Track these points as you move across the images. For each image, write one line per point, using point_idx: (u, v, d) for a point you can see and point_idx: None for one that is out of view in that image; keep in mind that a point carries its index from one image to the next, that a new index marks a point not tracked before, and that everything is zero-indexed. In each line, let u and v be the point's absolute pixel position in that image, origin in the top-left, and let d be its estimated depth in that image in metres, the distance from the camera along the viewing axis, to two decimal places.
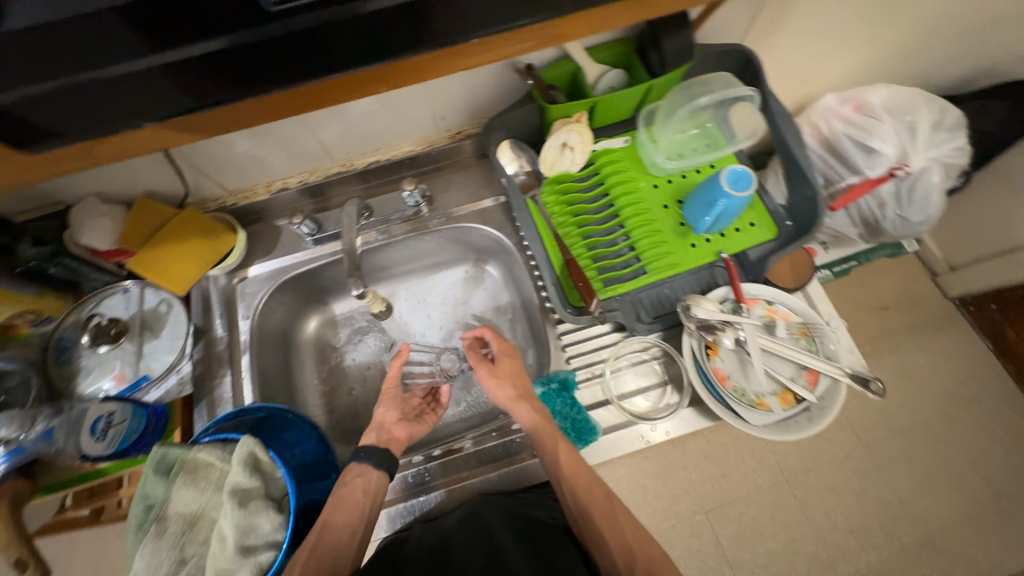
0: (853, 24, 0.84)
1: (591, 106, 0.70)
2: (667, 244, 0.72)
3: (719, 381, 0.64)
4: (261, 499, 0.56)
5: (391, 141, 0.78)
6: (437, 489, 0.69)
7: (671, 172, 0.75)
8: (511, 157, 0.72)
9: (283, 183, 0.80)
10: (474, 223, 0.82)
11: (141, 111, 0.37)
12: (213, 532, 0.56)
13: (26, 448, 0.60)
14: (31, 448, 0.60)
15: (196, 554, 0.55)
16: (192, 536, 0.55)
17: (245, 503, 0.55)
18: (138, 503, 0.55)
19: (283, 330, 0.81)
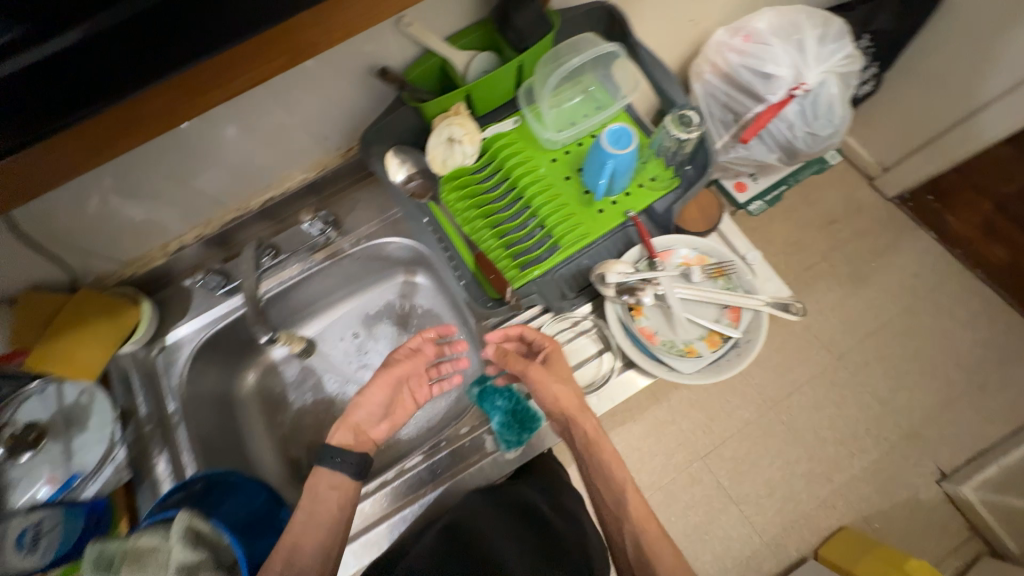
0: None
1: (465, 95, 0.67)
2: (575, 215, 0.71)
3: (647, 340, 0.64)
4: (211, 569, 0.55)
5: (280, 175, 0.75)
6: (463, 468, 0.68)
7: (565, 143, 0.74)
8: (399, 164, 0.69)
9: (180, 241, 0.76)
10: (388, 237, 0.80)
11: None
12: None
13: None
14: None
15: None
16: None
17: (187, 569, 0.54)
18: None
19: (219, 390, 0.79)
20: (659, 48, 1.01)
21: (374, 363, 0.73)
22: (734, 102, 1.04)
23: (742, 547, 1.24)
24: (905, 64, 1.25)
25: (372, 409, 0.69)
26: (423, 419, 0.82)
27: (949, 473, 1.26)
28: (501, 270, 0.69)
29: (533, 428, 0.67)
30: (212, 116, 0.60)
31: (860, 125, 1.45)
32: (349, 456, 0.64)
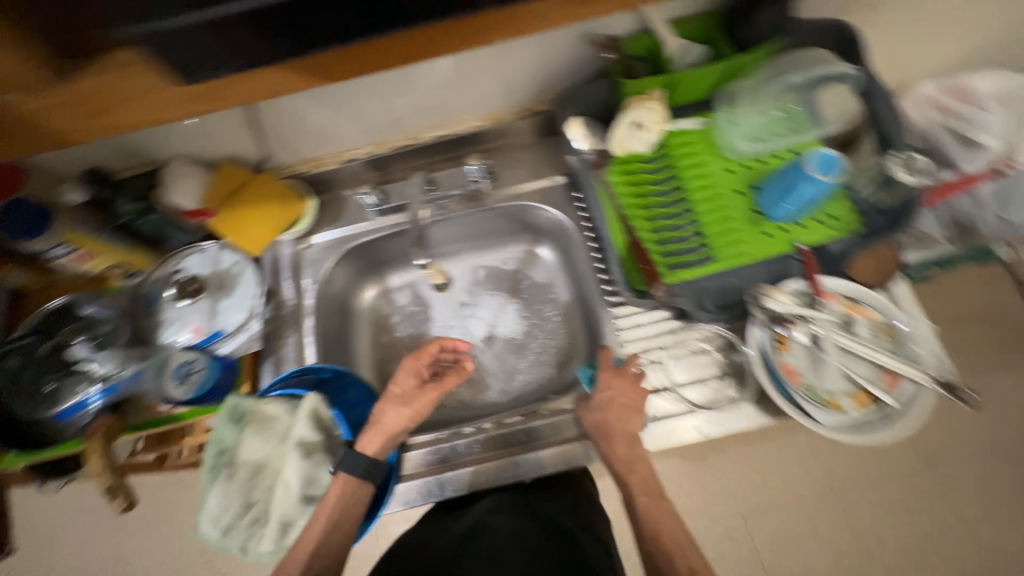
0: None
1: (669, 83, 0.66)
2: (738, 231, 0.68)
3: (788, 377, 0.60)
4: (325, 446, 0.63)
5: (458, 116, 0.79)
6: (556, 442, 0.67)
7: (747, 157, 0.70)
8: (583, 132, 0.68)
9: (351, 154, 0.81)
10: (535, 202, 0.81)
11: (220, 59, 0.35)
12: (276, 480, 0.61)
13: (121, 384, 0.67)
14: (125, 385, 0.67)
15: (261, 499, 0.60)
16: (257, 482, 0.60)
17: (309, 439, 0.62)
18: (212, 447, 0.60)
19: (342, 299, 0.84)
20: None
21: (403, 373, 0.67)
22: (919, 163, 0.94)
23: None
24: None
25: (391, 427, 0.63)
26: (512, 386, 0.81)
27: None
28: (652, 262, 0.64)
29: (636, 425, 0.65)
30: None
31: None
32: (364, 465, 0.60)
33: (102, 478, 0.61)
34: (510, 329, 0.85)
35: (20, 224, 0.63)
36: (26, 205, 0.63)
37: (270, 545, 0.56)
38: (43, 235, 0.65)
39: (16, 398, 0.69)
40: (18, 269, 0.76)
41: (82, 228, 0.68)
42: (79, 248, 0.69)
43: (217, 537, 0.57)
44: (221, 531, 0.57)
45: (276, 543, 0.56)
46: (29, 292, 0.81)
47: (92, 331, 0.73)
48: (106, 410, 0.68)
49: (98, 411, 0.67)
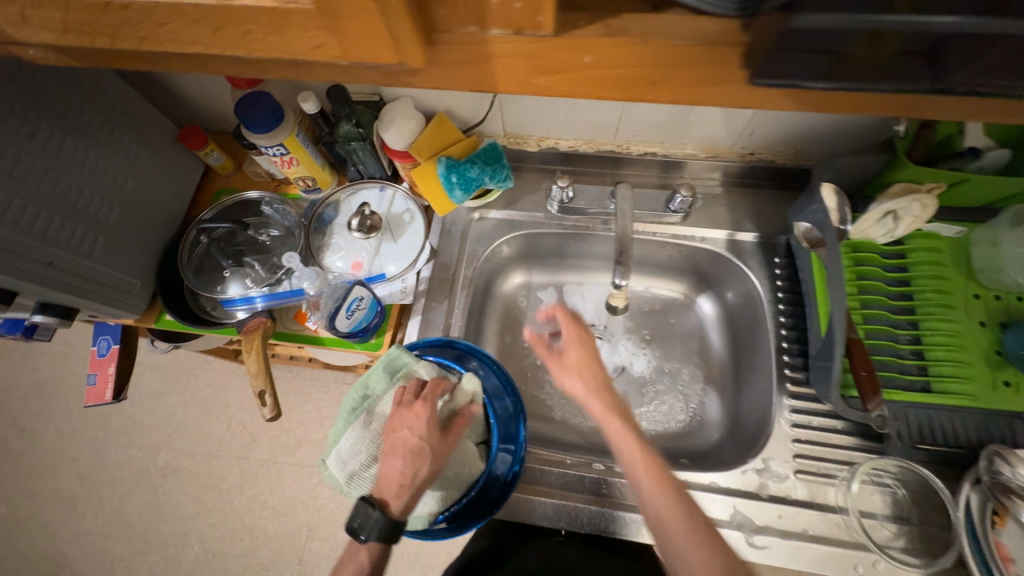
0: None
1: (956, 181, 0.57)
2: (970, 369, 0.58)
3: (1003, 561, 0.49)
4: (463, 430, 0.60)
5: (680, 139, 0.73)
6: None
7: (1006, 288, 0.60)
8: (835, 205, 0.58)
9: (553, 141, 0.77)
10: (727, 252, 0.74)
11: (685, 47, 0.30)
12: None
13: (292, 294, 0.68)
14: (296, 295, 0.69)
15: None
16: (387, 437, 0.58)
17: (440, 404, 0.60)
18: (359, 389, 0.60)
19: (492, 278, 0.82)
20: None
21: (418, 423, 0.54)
22: None
23: None
24: None
25: (400, 477, 0.51)
26: None
27: None
28: (872, 372, 0.55)
29: (786, 535, 0.57)
30: None
31: None
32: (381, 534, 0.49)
33: (258, 378, 0.64)
34: (642, 363, 0.80)
35: (255, 118, 0.64)
36: (267, 102, 0.65)
37: None
38: (269, 133, 0.66)
39: (189, 270, 0.72)
40: (218, 151, 0.79)
41: (299, 135, 0.70)
42: (289, 153, 0.70)
43: (342, 479, 0.56)
44: (346, 476, 0.56)
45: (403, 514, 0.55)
46: (217, 174, 0.84)
47: (267, 231, 0.76)
48: (265, 311, 0.70)
49: (260, 310, 0.69)
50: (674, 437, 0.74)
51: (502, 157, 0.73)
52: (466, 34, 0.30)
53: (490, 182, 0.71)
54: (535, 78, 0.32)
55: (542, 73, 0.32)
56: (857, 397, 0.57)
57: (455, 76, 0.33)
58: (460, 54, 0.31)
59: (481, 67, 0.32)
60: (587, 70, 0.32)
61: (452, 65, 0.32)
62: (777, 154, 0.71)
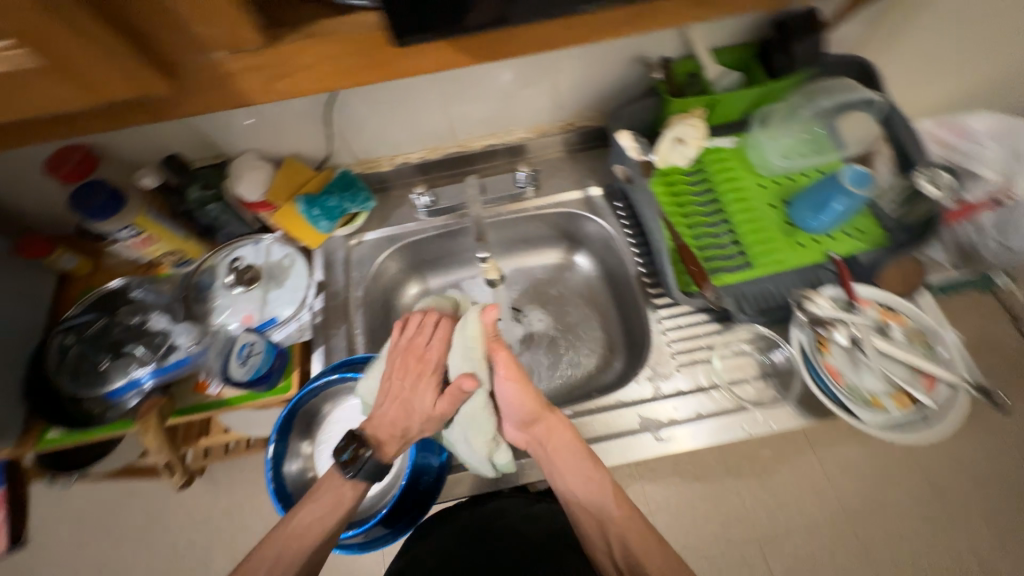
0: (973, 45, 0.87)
1: (710, 103, 0.73)
2: (774, 241, 0.73)
3: (831, 376, 0.63)
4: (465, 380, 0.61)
5: (507, 127, 0.83)
6: (605, 437, 0.67)
7: (778, 174, 0.77)
8: (632, 143, 0.73)
9: (404, 157, 0.85)
10: (578, 209, 0.85)
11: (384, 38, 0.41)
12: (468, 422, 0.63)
13: (185, 362, 0.69)
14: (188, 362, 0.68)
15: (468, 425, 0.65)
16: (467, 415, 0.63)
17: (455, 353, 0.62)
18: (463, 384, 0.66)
19: (388, 294, 0.86)
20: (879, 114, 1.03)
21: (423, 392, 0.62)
22: None
23: None
24: None
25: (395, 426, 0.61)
26: (549, 386, 0.83)
27: None
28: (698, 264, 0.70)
29: (685, 420, 0.66)
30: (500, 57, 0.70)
31: None
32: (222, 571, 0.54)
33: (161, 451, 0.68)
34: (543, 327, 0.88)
35: (92, 205, 0.64)
36: (103, 188, 0.65)
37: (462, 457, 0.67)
38: (113, 217, 0.67)
39: (63, 376, 0.69)
40: (69, 253, 0.77)
41: (150, 213, 0.71)
42: (143, 233, 0.71)
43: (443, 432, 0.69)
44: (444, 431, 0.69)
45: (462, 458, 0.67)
46: (74, 277, 0.81)
47: (142, 313, 0.74)
48: (158, 390, 0.69)
49: (151, 390, 0.68)
50: (589, 379, 0.82)
51: (356, 182, 0.79)
52: (198, 60, 0.39)
53: (352, 206, 0.77)
54: (284, 85, 0.42)
55: (287, 79, 0.42)
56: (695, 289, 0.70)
57: (221, 97, 0.42)
58: (211, 80, 0.40)
59: (237, 86, 0.41)
60: (324, 72, 0.42)
61: (212, 89, 0.41)
62: (589, 119, 0.84)
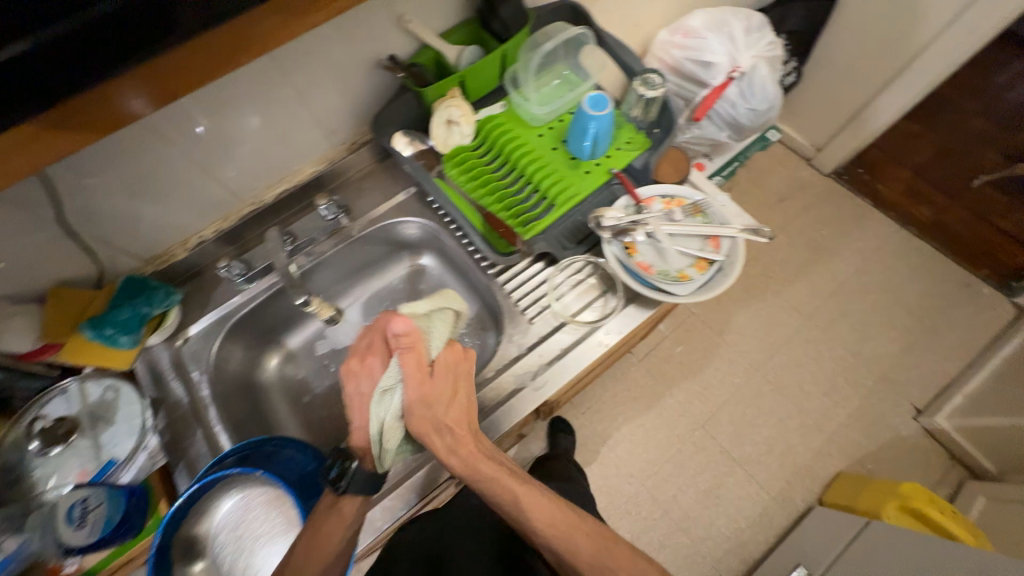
0: None
1: (461, 80, 0.78)
2: (566, 178, 0.80)
3: (644, 271, 0.72)
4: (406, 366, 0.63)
5: (291, 168, 0.82)
6: (495, 410, 0.70)
7: (548, 120, 0.84)
8: (407, 141, 0.78)
9: (199, 237, 0.80)
10: (396, 217, 0.86)
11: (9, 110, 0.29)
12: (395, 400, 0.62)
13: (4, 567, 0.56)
14: (11, 564, 0.56)
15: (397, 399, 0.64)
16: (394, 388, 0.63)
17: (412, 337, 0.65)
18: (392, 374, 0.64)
19: (243, 376, 0.81)
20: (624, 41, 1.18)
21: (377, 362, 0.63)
22: (684, 89, 1.19)
23: (753, 504, 1.43)
24: (818, 57, 1.66)
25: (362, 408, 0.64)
26: None
27: (924, 408, 1.51)
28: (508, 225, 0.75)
29: (551, 362, 0.72)
30: (236, 107, 0.67)
31: (791, 115, 1.88)
32: None
33: None
34: None
35: None
36: None
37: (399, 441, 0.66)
38: None
39: None
40: None
41: None
42: None
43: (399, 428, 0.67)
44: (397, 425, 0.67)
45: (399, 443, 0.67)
46: None
47: None
48: None
49: None
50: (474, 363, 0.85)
51: (148, 281, 0.72)
52: None
53: (152, 309, 0.70)
54: None
55: None
56: (512, 248, 0.75)
57: None
58: None
59: None
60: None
61: None
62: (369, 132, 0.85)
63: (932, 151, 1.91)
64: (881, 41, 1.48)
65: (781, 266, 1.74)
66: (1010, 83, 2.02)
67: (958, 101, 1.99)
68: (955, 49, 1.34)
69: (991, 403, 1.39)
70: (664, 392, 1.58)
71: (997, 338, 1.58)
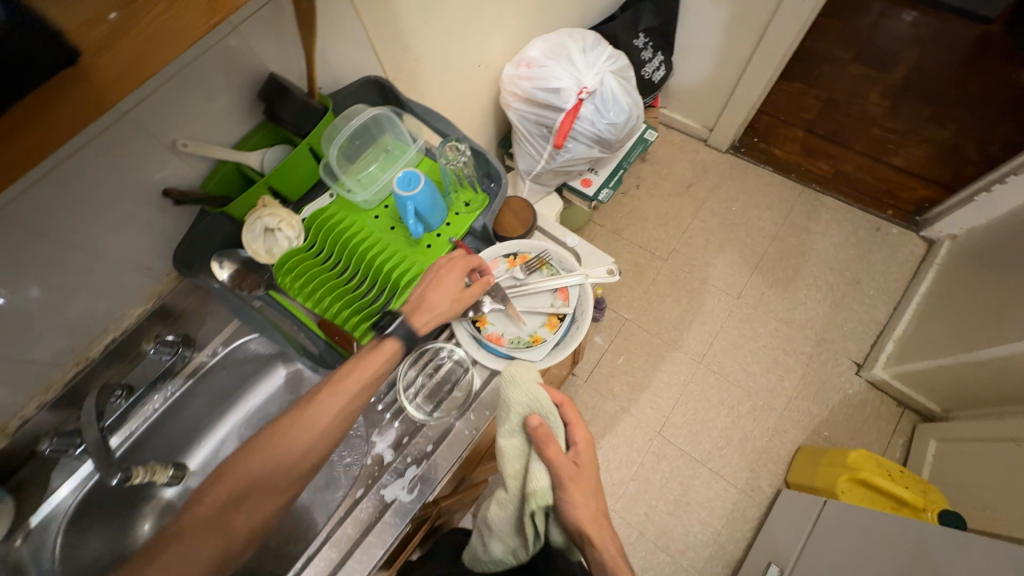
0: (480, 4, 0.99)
1: (268, 186, 0.72)
2: (407, 257, 0.76)
3: (496, 343, 0.70)
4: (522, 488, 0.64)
5: (112, 317, 0.74)
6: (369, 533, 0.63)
7: (380, 198, 0.80)
8: (224, 266, 0.75)
9: (20, 418, 0.71)
10: (243, 335, 0.87)
11: None
12: (512, 472, 0.64)
13: None
14: None
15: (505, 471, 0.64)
16: (507, 461, 0.64)
17: (512, 433, 0.65)
18: (511, 442, 0.64)
19: (108, 557, 0.74)
20: (470, 84, 1.15)
21: (454, 279, 0.66)
22: (542, 117, 1.17)
23: (724, 502, 1.41)
24: (683, 46, 1.68)
25: (442, 302, 0.65)
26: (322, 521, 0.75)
27: (863, 360, 1.53)
28: (345, 330, 0.73)
29: (421, 462, 0.67)
30: (12, 278, 0.60)
31: (676, 103, 1.89)
32: None
33: None
34: None
35: None
36: None
37: (499, 518, 0.66)
38: None
39: None
40: None
41: None
42: None
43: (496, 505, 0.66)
44: (496, 503, 0.66)
45: (495, 522, 0.66)
46: None
47: None
48: None
49: None
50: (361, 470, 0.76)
51: None
52: None
53: None
54: None
55: None
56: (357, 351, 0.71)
57: None
58: None
59: None
60: None
61: None
62: None
63: (818, 106, 1.95)
64: (736, 19, 1.51)
65: (701, 253, 1.74)
66: (873, 26, 2.09)
67: (832, 51, 2.04)
68: (801, 13, 1.38)
69: (919, 343, 1.41)
70: (615, 409, 1.54)
71: (915, 275, 1.62)
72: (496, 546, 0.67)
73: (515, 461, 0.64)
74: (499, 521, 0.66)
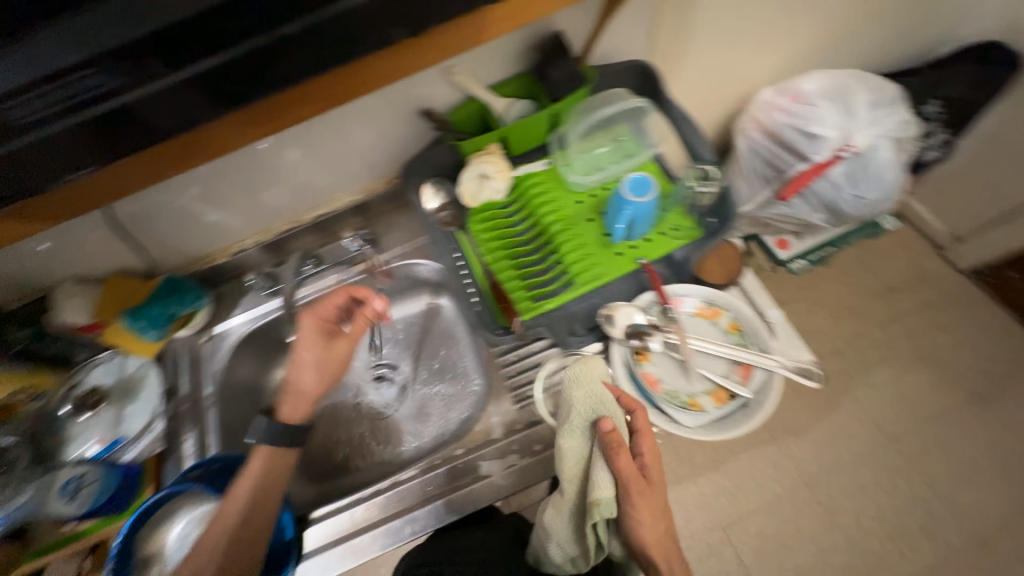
0: (777, 16, 0.86)
1: (502, 137, 0.74)
2: (593, 255, 0.72)
3: (649, 385, 0.65)
4: (580, 496, 0.58)
5: (330, 195, 0.83)
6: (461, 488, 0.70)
7: (591, 187, 0.77)
8: (432, 193, 0.75)
9: (241, 245, 0.86)
10: (418, 258, 0.88)
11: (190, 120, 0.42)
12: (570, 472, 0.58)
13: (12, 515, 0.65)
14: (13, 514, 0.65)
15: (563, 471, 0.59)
16: (567, 462, 0.58)
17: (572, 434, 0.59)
18: (573, 441, 0.58)
19: (250, 384, 0.87)
20: (713, 98, 1.04)
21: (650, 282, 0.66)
22: (778, 159, 1.02)
23: None
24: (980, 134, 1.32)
25: None
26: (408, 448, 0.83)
27: None
28: (513, 299, 0.71)
29: (523, 454, 0.72)
30: (285, 138, 0.70)
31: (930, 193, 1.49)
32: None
33: None
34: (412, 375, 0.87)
35: None
36: None
37: (552, 518, 0.61)
38: None
39: None
40: None
41: None
42: None
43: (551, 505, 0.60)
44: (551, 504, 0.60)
45: (548, 521, 0.61)
46: None
47: None
48: (6, 538, 0.65)
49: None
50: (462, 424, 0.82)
51: (185, 282, 0.81)
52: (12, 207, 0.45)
53: (180, 308, 0.79)
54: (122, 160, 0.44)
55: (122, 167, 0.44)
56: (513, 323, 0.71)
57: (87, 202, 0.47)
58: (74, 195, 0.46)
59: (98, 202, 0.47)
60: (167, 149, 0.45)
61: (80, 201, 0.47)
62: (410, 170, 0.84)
63: None
64: None
65: (871, 359, 1.35)
66: None
67: None
68: None
69: None
70: (685, 477, 1.25)
71: None
72: (553, 550, 0.62)
73: (572, 462, 0.58)
74: (552, 520, 0.61)
